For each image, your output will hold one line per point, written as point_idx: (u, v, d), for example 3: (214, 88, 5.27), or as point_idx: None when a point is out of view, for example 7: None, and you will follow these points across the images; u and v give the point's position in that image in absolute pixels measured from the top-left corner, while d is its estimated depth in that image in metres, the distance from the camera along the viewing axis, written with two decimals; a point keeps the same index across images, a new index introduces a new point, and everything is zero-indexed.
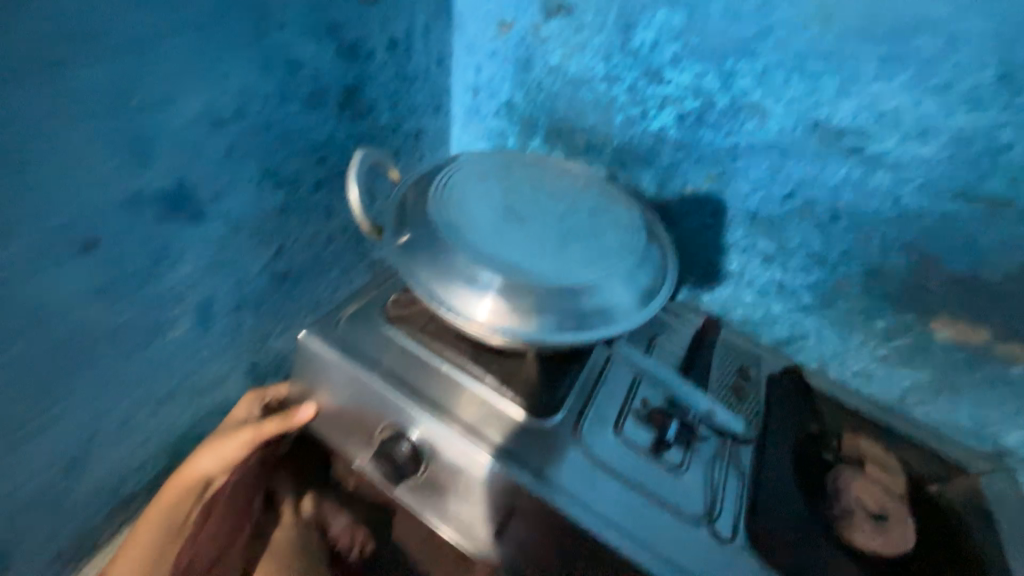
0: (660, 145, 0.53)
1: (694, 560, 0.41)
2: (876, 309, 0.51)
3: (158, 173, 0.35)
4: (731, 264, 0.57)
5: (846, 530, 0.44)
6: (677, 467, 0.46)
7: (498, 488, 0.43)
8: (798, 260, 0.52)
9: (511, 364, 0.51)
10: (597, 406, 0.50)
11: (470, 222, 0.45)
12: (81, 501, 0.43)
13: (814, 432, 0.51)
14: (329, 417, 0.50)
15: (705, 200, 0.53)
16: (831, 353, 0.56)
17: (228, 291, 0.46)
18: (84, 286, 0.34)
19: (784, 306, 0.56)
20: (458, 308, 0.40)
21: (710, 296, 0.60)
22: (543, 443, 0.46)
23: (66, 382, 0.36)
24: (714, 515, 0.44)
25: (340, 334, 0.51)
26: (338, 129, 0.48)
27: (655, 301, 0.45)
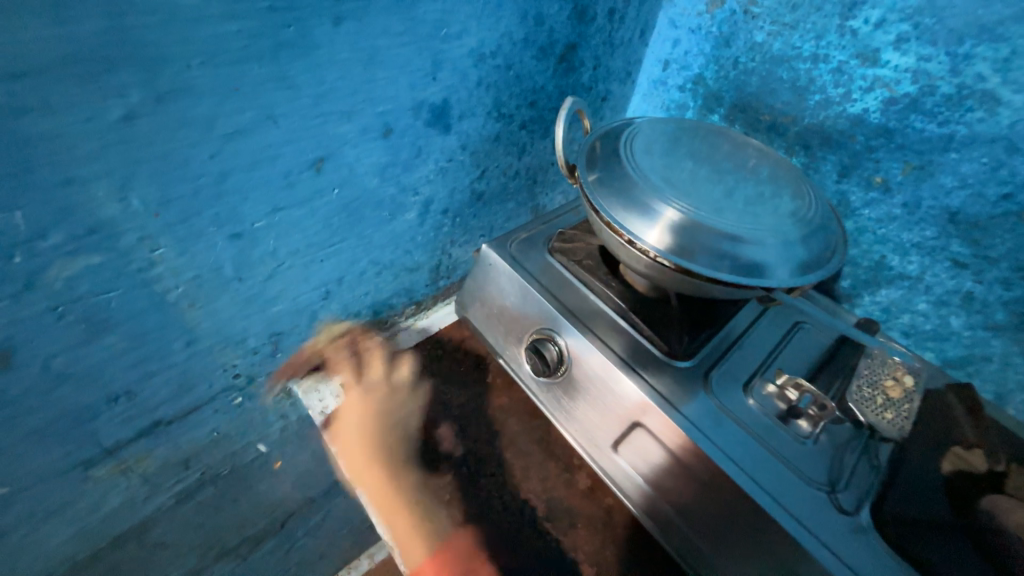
0: (856, 128, 0.52)
1: (809, 517, 0.43)
2: None
3: (438, 90, 0.47)
4: (909, 265, 0.54)
5: (989, 546, 0.41)
6: (804, 436, 0.48)
7: (629, 403, 0.50)
8: (999, 271, 0.48)
9: (655, 308, 0.56)
10: (728, 365, 0.53)
11: (654, 167, 0.51)
12: (321, 326, 0.59)
13: (969, 453, 0.47)
14: (494, 318, 0.61)
15: (896, 192, 0.52)
16: (1016, 384, 0.51)
17: (444, 195, 0.58)
18: (376, 163, 0.48)
19: (966, 321, 0.52)
20: (633, 232, 0.47)
21: (874, 297, 0.58)
22: (675, 378, 0.51)
23: (343, 233, 0.51)
24: (838, 487, 0.45)
25: (512, 251, 0.61)
26: (551, 80, 0.57)
27: (822, 272, 0.46)
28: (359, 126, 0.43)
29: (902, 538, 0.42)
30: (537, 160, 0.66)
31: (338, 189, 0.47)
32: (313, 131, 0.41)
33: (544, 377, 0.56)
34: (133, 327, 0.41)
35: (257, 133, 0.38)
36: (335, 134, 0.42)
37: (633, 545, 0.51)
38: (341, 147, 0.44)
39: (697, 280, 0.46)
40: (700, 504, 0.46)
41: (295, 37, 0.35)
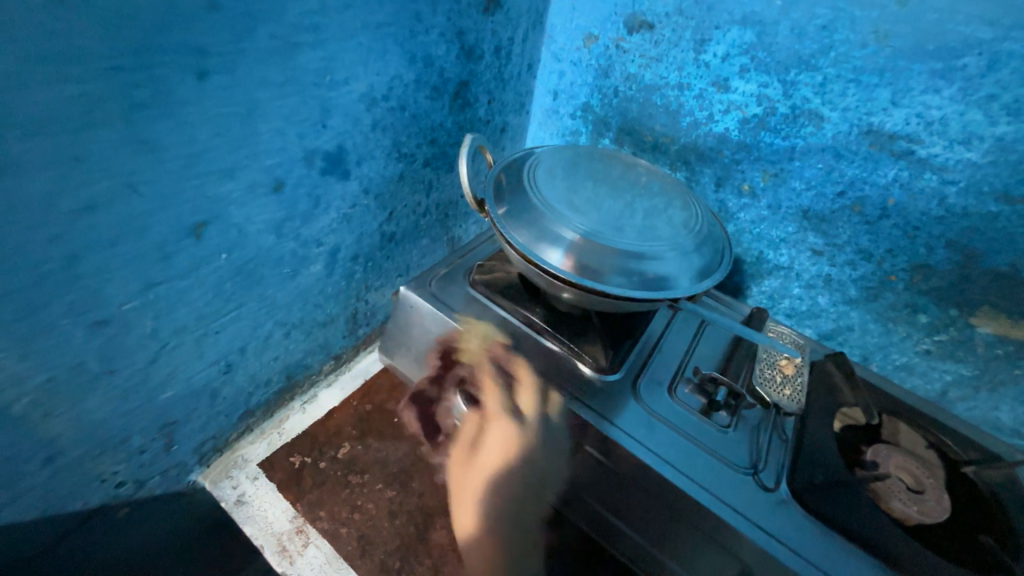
0: (722, 144, 0.59)
1: (740, 501, 0.46)
2: (920, 303, 0.55)
3: (330, 137, 0.45)
4: (781, 257, 0.62)
5: (882, 493, 0.48)
6: (725, 426, 0.52)
7: (570, 426, 0.51)
8: (846, 255, 0.57)
9: (579, 328, 0.58)
10: (652, 371, 0.57)
11: (558, 194, 0.53)
12: (226, 403, 0.52)
13: (851, 412, 0.55)
14: (423, 361, 0.59)
15: (761, 196, 0.60)
16: (874, 346, 0.61)
17: (352, 242, 0.55)
18: (269, 219, 0.44)
19: (830, 299, 0.61)
20: (548, 263, 0.48)
21: (759, 287, 0.66)
22: (607, 393, 0.53)
23: (239, 298, 0.46)
24: (759, 468, 0.49)
25: (433, 290, 0.60)
26: (448, 117, 0.58)
27: (715, 275, 0.51)
28: (243, 184, 0.40)
29: (819, 502, 0.47)
30: (445, 195, 0.66)
31: (226, 254, 0.42)
32: (187, 195, 0.36)
33: (484, 415, 0.55)
34: None
35: (113, 206, 0.32)
36: (215, 195, 0.38)
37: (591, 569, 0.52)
38: (225, 208, 0.39)
39: (613, 299, 0.48)
40: (649, 513, 0.48)
41: (149, 98, 0.31)
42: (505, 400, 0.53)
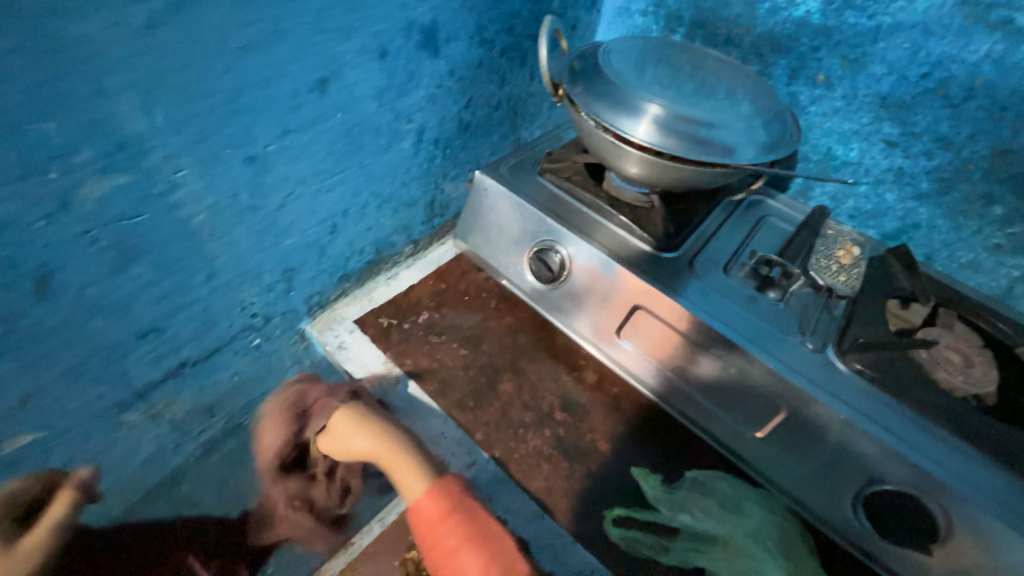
0: (801, 31, 0.59)
1: (786, 356, 0.51)
2: (997, 193, 0.55)
3: (427, 10, 0.49)
4: (851, 152, 0.62)
5: (929, 365, 0.50)
6: (776, 300, 0.56)
7: (629, 290, 0.57)
8: (922, 144, 0.57)
9: (640, 213, 0.62)
10: (709, 254, 0.60)
11: (629, 75, 0.56)
12: (330, 264, 0.62)
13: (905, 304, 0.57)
14: (493, 240, 0.65)
15: (836, 85, 0.59)
16: (940, 243, 0.60)
17: (435, 124, 0.60)
18: (374, 85, 0.49)
19: (899, 195, 0.61)
20: (620, 130, 0.52)
21: (822, 187, 0.66)
22: (665, 267, 0.58)
23: (345, 161, 0.53)
24: (806, 333, 0.53)
25: (505, 176, 0.65)
26: (526, 4, 0.60)
27: (780, 149, 0.53)
28: (357, 46, 0.45)
29: (866, 364, 0.50)
30: (516, 90, 0.69)
31: (340, 112, 0.48)
32: (316, 48, 0.42)
33: (550, 284, 0.61)
34: (158, 257, 0.43)
35: (265, 50, 0.39)
36: (336, 53, 0.44)
37: (643, 422, 0.57)
38: (343, 67, 0.45)
39: (676, 166, 0.52)
40: (701, 366, 0.54)
41: None
42: (589, 271, 0.59)
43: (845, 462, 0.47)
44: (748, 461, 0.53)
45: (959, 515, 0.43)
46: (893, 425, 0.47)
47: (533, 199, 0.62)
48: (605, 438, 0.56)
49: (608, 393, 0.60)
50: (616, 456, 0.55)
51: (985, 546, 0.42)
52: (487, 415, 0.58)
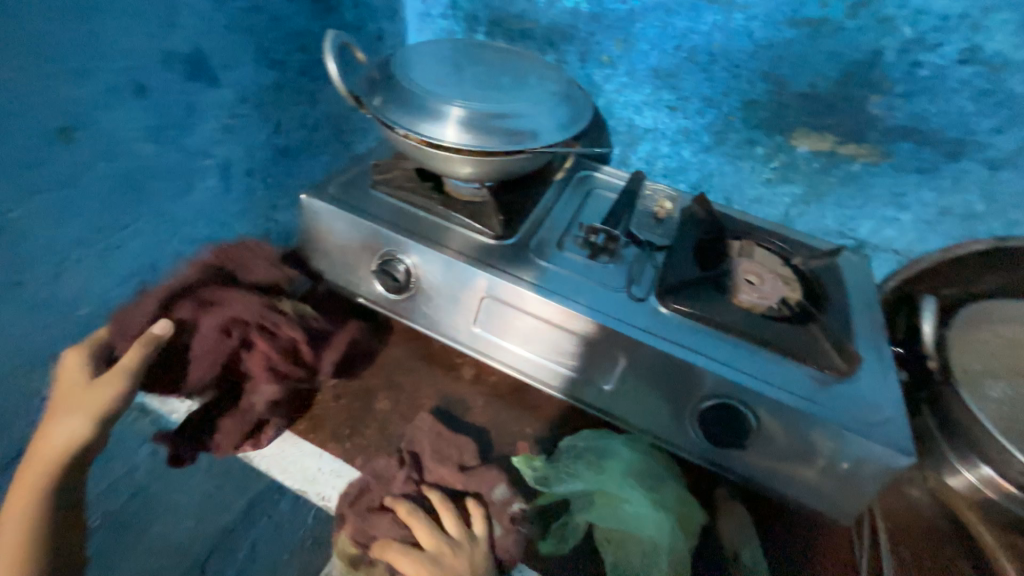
0: (577, 20, 0.65)
1: (616, 308, 0.56)
2: (755, 136, 0.66)
3: (186, 38, 0.46)
4: (647, 120, 0.70)
5: (730, 290, 0.58)
6: (605, 263, 0.62)
7: (472, 283, 0.58)
8: (694, 105, 0.66)
9: (475, 207, 0.64)
10: (545, 233, 0.65)
11: (427, 78, 0.58)
12: None
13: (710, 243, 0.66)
14: (338, 261, 0.64)
15: (618, 64, 0.67)
16: (731, 186, 0.71)
17: (243, 155, 0.57)
18: (142, 125, 0.46)
19: (691, 150, 0.70)
20: (427, 133, 0.54)
21: (634, 154, 0.74)
22: (502, 253, 0.61)
23: (132, 212, 0.48)
24: (632, 284, 0.59)
25: (335, 194, 0.63)
26: (313, 20, 0.59)
27: (576, 124, 0.59)
28: (104, 86, 0.42)
29: (682, 299, 0.57)
30: (333, 108, 0.68)
31: (106, 161, 0.44)
32: (43, 95, 0.38)
33: (401, 293, 0.61)
34: None
35: None
36: (76, 96, 0.40)
37: (518, 404, 0.61)
38: (90, 111, 0.41)
39: (494, 158, 0.56)
40: (549, 336, 0.57)
41: None
42: (434, 274, 0.60)
43: (680, 390, 0.53)
44: (613, 415, 0.58)
45: (768, 412, 0.50)
46: (709, 347, 0.53)
47: (367, 212, 0.62)
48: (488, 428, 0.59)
49: (486, 382, 0.63)
50: (497, 442, 0.57)
51: (793, 432, 0.50)
52: (366, 439, 0.56)
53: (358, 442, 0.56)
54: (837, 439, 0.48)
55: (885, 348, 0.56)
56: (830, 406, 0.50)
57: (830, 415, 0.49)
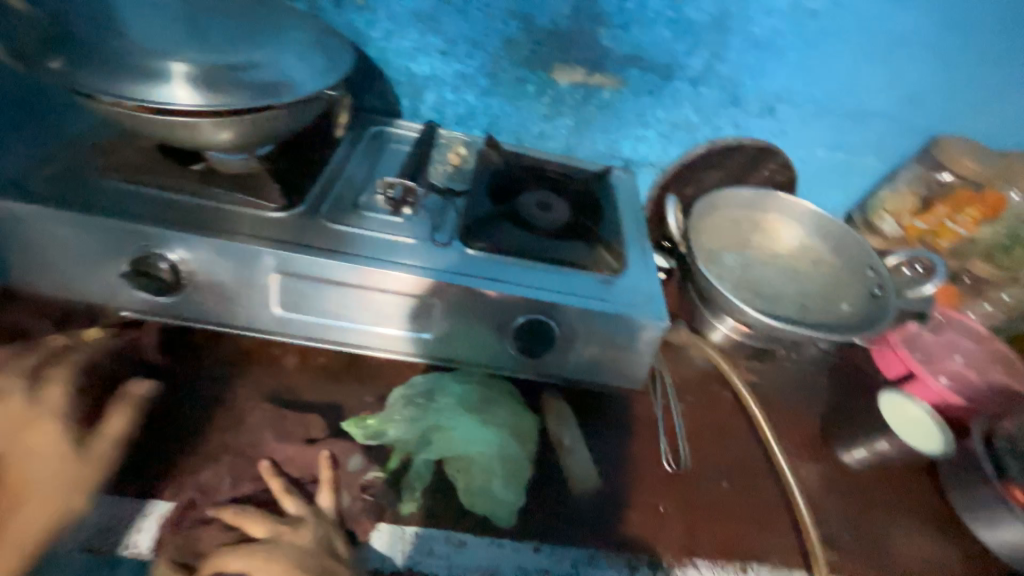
0: None
1: (421, 257, 0.57)
2: (523, 74, 0.71)
3: None
4: (423, 67, 0.70)
5: (525, 220, 0.64)
6: (406, 215, 0.61)
7: (255, 262, 0.52)
8: (462, 47, 0.68)
9: (248, 180, 0.57)
10: (338, 196, 0.61)
11: (135, 32, 0.48)
12: None
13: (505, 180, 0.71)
14: (77, 272, 0.52)
15: (377, 8, 0.66)
16: (517, 125, 0.76)
17: None
18: None
19: (473, 94, 0.73)
20: (140, 96, 0.44)
21: (423, 105, 0.74)
22: (288, 226, 0.55)
23: None
24: (435, 231, 0.60)
25: (44, 191, 0.50)
26: None
27: (333, 73, 0.54)
28: None
29: (481, 235, 0.61)
30: None
31: None
32: None
33: (173, 293, 0.52)
34: None
35: None
36: None
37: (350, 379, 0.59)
38: None
39: (246, 117, 0.49)
40: (359, 301, 0.55)
41: None
42: (208, 263, 0.52)
43: (495, 321, 0.57)
44: (444, 360, 0.60)
45: (568, 319, 0.57)
46: (512, 276, 0.58)
47: (96, 205, 0.50)
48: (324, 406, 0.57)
49: (314, 365, 0.60)
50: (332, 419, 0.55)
51: (589, 329, 0.58)
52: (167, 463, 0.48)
53: (168, 466, 0.49)
54: (621, 324, 0.58)
55: (648, 243, 0.68)
56: (609, 299, 0.59)
57: (614, 307, 0.58)
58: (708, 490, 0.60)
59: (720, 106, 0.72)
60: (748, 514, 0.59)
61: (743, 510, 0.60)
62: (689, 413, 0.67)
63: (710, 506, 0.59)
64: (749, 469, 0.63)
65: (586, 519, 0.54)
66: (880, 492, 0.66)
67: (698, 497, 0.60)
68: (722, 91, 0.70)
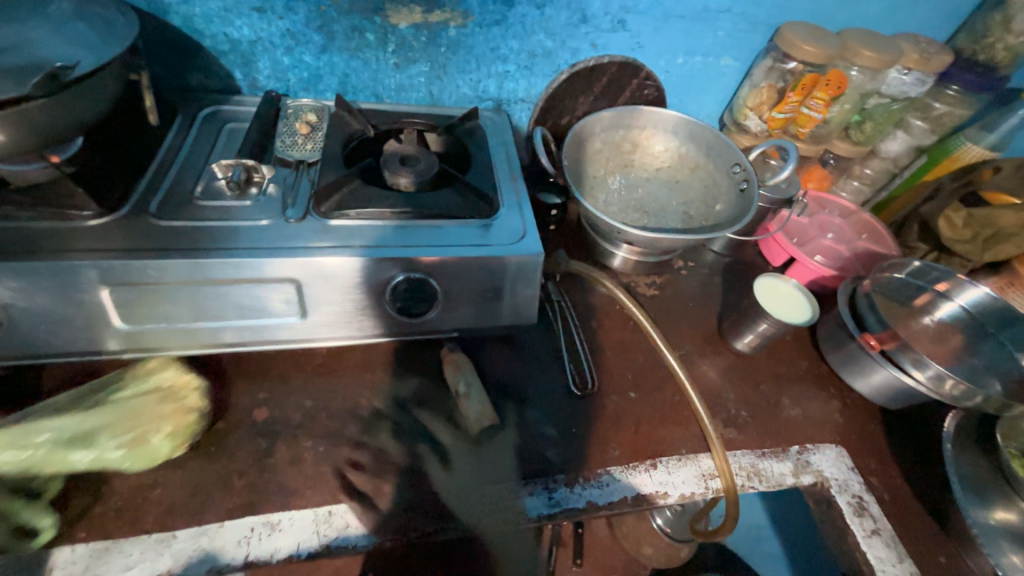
0: None
1: (274, 237, 0.53)
2: (357, 23, 0.65)
3: None
4: (244, 31, 0.64)
5: (390, 179, 0.61)
6: (253, 196, 0.57)
7: (79, 279, 0.47)
8: (278, 1, 0.62)
9: (53, 189, 0.51)
10: (171, 187, 0.56)
11: None
12: None
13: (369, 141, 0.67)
14: None
15: None
16: (370, 80, 0.72)
17: None
18: None
19: (310, 53, 0.67)
20: None
21: (260, 74, 0.68)
22: (111, 231, 0.50)
23: None
24: (287, 207, 0.56)
25: None
26: None
27: (107, 46, 0.47)
28: None
29: (341, 205, 0.57)
30: None
31: None
32: None
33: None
34: None
35: None
36: None
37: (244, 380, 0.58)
38: None
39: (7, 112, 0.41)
40: (214, 297, 0.51)
41: None
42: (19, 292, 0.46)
43: (369, 288, 0.55)
44: (330, 339, 0.57)
45: (444, 271, 0.56)
46: (378, 239, 0.55)
47: None
48: (216, 409, 0.56)
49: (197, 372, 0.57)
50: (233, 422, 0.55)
51: (469, 277, 0.57)
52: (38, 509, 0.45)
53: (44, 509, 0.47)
54: (500, 265, 0.57)
55: (521, 180, 0.67)
56: (483, 244, 0.57)
57: (489, 251, 0.57)
58: (615, 404, 0.64)
59: (570, 27, 0.70)
60: (652, 415, 0.64)
61: (648, 413, 0.64)
62: (591, 337, 0.71)
63: (616, 417, 0.63)
64: (653, 377, 0.68)
65: (499, 457, 0.56)
66: (768, 366, 0.73)
67: (605, 411, 0.63)
68: (568, 9, 0.68)
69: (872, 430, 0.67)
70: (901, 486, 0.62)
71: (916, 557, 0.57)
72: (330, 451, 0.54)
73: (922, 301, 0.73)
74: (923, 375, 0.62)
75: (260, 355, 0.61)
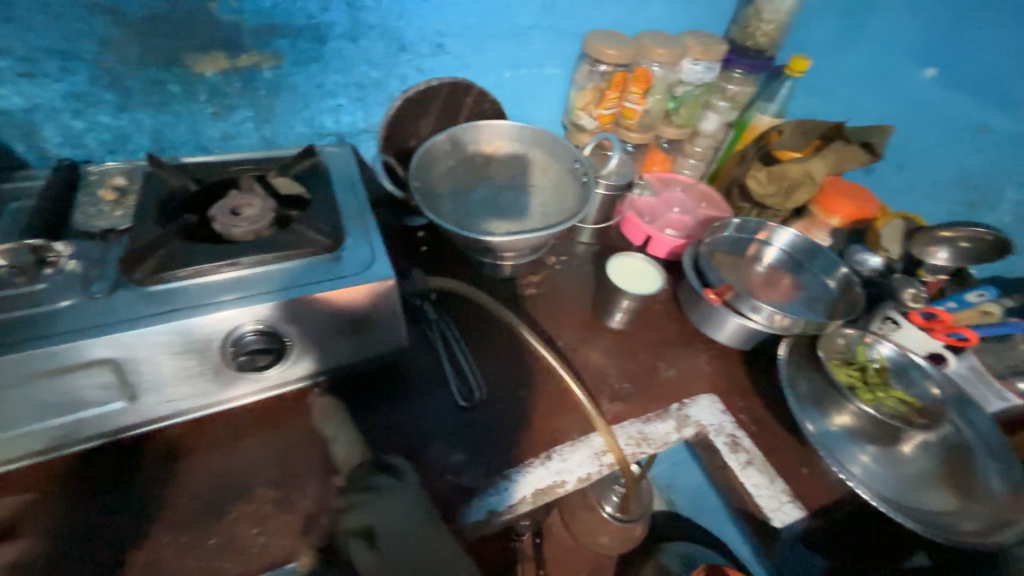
0: None
1: (75, 318, 0.47)
2: (154, 76, 0.61)
3: None
4: (14, 99, 0.57)
5: (222, 231, 0.57)
6: (45, 278, 0.49)
7: None
8: (50, 63, 0.56)
9: None
10: None
11: None
12: None
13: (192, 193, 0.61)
14: None
15: None
16: (188, 133, 0.68)
17: None
18: None
19: (106, 113, 0.62)
20: None
21: (49, 142, 0.61)
22: None
23: None
24: (91, 282, 0.50)
25: None
26: None
27: None
28: None
29: (157, 267, 0.51)
30: None
31: None
32: None
33: None
34: None
35: None
36: None
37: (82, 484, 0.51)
38: None
39: None
40: (16, 400, 0.45)
41: None
42: None
43: (209, 350, 0.50)
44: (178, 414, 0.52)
45: (291, 316, 0.53)
46: (207, 296, 0.51)
47: None
48: (40, 531, 0.47)
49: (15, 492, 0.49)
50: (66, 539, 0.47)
51: (321, 316, 0.55)
52: None
53: None
54: (352, 298, 0.55)
55: (368, 209, 0.66)
56: (325, 281, 0.55)
57: (336, 286, 0.54)
58: (504, 407, 0.65)
59: (391, 56, 0.72)
60: (542, 408, 0.66)
61: (537, 408, 0.66)
62: (474, 347, 0.71)
63: (506, 420, 0.63)
64: (539, 373, 0.70)
65: None
66: (643, 337, 0.79)
67: (495, 416, 0.64)
68: (383, 40, 0.70)
69: (736, 372, 0.75)
70: (764, 415, 0.70)
71: (783, 474, 0.64)
72: (194, 540, 0.49)
73: (753, 250, 0.84)
74: (761, 317, 0.71)
75: (95, 456, 0.53)
